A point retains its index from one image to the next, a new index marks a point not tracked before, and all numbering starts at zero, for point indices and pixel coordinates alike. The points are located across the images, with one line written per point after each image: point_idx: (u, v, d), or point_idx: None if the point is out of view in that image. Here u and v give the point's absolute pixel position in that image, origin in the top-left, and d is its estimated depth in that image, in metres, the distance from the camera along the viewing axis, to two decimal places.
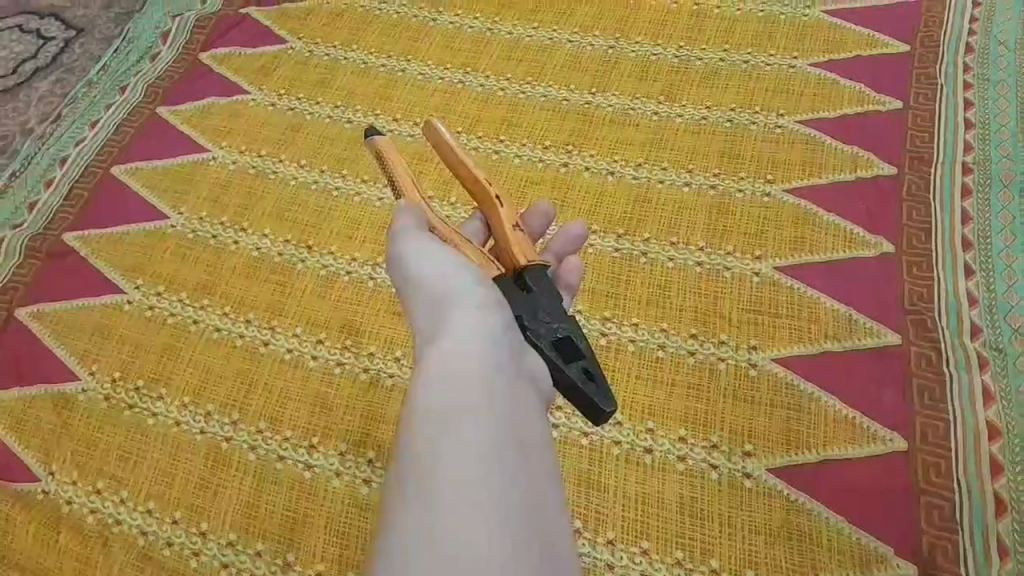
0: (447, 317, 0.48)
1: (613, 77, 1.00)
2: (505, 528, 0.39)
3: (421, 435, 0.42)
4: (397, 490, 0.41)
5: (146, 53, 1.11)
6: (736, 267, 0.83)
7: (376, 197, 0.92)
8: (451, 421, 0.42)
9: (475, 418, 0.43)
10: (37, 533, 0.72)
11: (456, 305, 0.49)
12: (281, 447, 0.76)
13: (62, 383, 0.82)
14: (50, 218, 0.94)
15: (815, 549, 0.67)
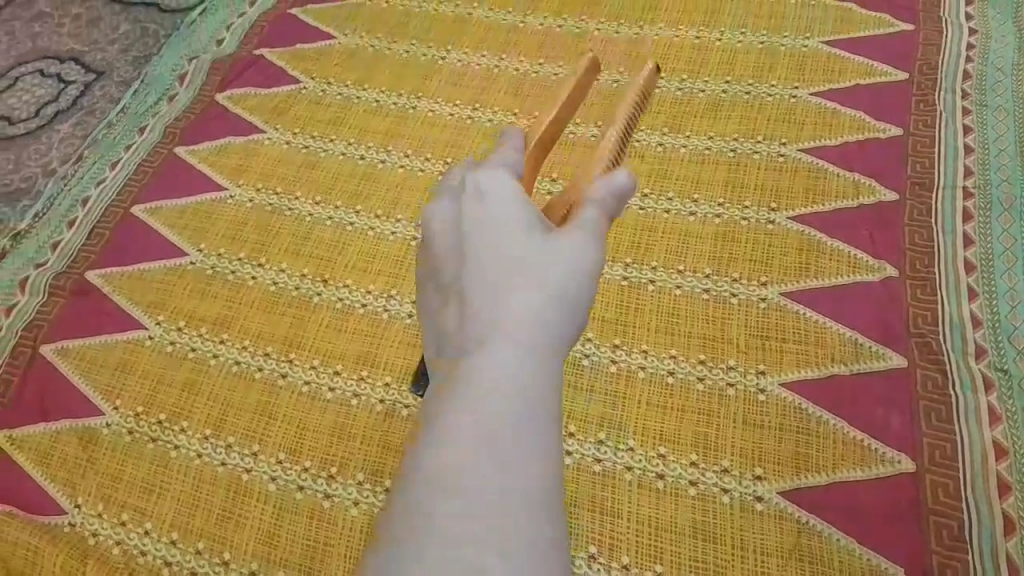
0: (520, 291, 0.52)
1: (619, 110, 1.03)
2: (537, 521, 0.44)
3: (479, 408, 0.46)
4: (442, 445, 0.46)
5: (164, 94, 1.14)
6: (742, 293, 0.85)
7: (389, 231, 0.95)
8: (509, 405, 0.47)
9: (529, 410, 0.47)
10: (65, 565, 0.74)
11: (526, 277, 0.52)
12: (300, 477, 0.78)
13: (87, 418, 0.84)
14: (73, 257, 0.97)
15: (826, 571, 0.68)
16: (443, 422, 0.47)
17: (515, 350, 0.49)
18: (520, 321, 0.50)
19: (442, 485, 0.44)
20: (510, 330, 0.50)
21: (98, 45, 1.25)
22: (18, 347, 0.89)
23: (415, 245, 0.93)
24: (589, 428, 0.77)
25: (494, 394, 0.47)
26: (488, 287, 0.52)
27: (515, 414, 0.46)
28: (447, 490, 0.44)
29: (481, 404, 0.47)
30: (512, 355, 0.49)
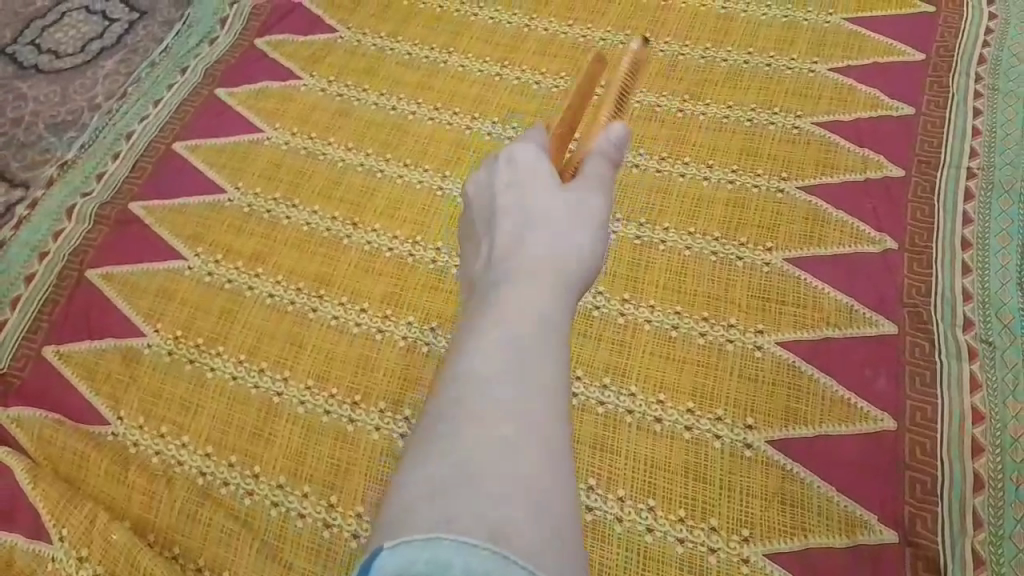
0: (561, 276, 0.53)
1: (643, 75, 1.07)
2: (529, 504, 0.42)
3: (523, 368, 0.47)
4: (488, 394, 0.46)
5: (205, 37, 1.19)
6: (747, 258, 0.89)
7: (417, 180, 1.00)
8: (543, 377, 0.47)
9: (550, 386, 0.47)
10: (108, 469, 0.81)
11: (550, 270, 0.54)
12: (326, 402, 0.84)
13: (129, 338, 0.90)
14: (116, 190, 1.03)
15: (806, 513, 0.74)
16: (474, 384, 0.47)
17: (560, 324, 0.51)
18: (566, 301, 0.53)
19: (497, 430, 0.44)
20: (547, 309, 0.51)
21: None
22: (66, 270, 0.95)
23: (441, 195, 0.98)
24: (596, 373, 0.83)
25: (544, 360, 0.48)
26: (529, 262, 0.54)
27: (553, 383, 0.48)
28: (502, 435, 0.44)
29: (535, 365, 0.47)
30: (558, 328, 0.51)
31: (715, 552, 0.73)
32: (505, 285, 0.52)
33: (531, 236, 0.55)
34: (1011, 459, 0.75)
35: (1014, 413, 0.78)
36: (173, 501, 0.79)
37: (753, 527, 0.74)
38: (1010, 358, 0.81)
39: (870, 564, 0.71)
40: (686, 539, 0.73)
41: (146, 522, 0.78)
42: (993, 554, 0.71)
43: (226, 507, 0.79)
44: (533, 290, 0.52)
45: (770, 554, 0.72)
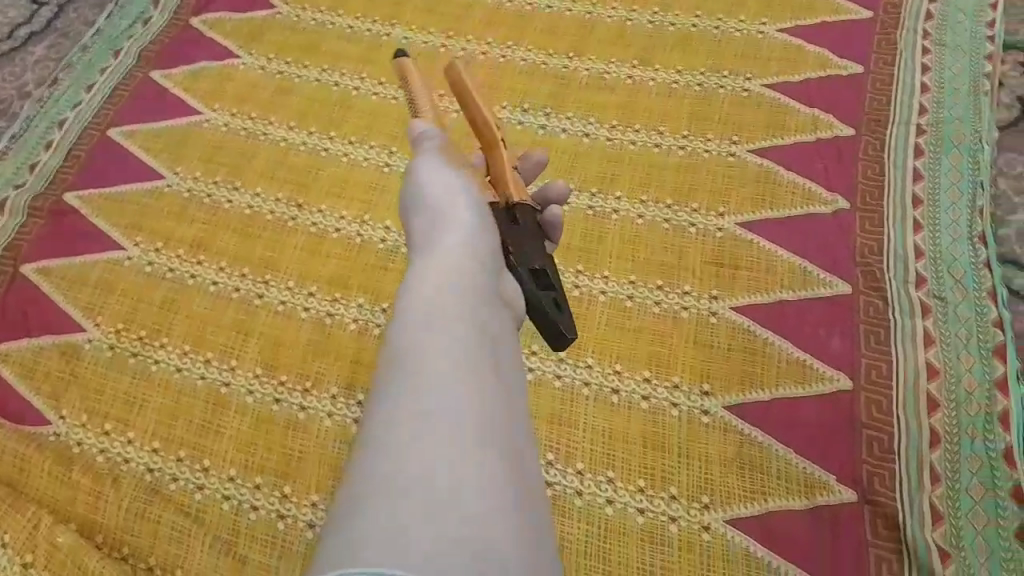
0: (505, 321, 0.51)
1: (591, 41, 1.05)
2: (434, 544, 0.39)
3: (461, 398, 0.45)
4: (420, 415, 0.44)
5: (137, 17, 1.14)
6: (700, 223, 0.88)
7: (363, 157, 0.97)
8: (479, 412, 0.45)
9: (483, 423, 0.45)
10: (51, 470, 0.78)
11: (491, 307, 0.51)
12: (276, 390, 0.82)
13: (69, 334, 0.87)
14: (49, 180, 0.99)
15: (765, 477, 0.73)
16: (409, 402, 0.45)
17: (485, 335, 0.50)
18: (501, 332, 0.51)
19: (430, 442, 0.42)
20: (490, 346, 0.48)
21: None
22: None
23: (388, 172, 0.96)
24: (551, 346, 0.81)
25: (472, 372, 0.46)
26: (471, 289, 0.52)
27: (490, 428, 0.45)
28: (436, 447, 0.42)
29: (462, 377, 0.46)
30: (484, 339, 0.49)
31: (675, 521, 0.72)
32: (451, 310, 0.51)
33: (471, 259, 0.54)
34: (965, 413, 0.75)
35: (967, 367, 0.78)
36: (121, 499, 0.76)
37: (713, 494, 0.73)
38: (963, 313, 0.81)
39: (829, 524, 0.71)
40: (646, 509, 0.73)
41: (93, 523, 0.76)
42: (951, 508, 0.71)
43: (176, 503, 0.76)
44: (471, 320, 0.50)
45: (730, 521, 0.72)
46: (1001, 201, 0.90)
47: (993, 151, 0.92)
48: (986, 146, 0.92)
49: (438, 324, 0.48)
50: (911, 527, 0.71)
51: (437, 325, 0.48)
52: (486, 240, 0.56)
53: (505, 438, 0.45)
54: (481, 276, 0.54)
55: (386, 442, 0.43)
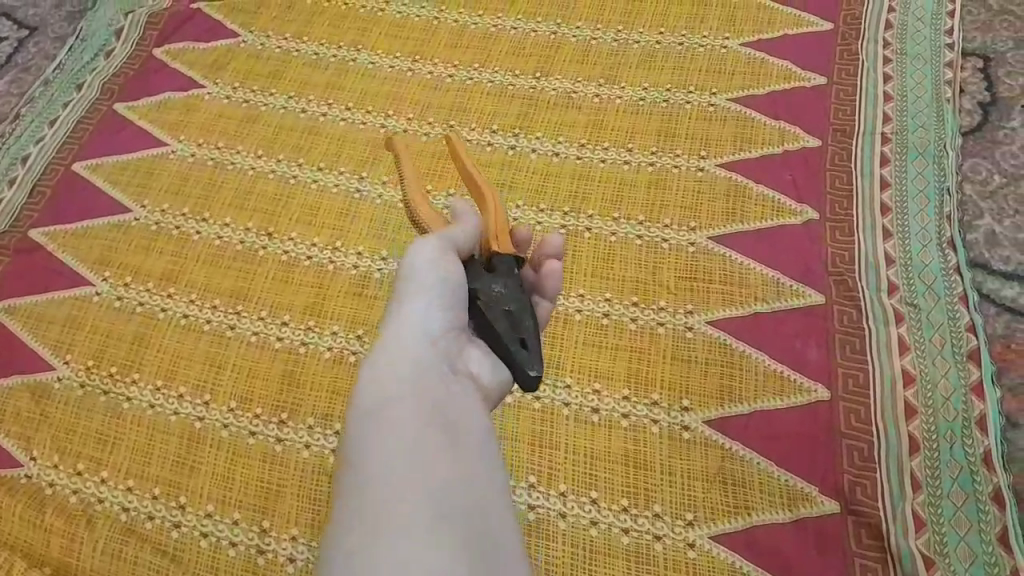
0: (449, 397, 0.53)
1: (557, 61, 1.05)
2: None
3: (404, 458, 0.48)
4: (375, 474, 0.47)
5: (99, 49, 1.13)
6: (673, 238, 0.89)
7: (333, 183, 0.97)
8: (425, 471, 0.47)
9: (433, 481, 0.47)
10: (23, 514, 0.76)
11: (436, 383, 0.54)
12: (253, 423, 0.80)
13: (38, 373, 0.85)
14: (14, 217, 0.97)
15: (748, 491, 0.73)
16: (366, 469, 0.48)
17: (440, 414, 0.51)
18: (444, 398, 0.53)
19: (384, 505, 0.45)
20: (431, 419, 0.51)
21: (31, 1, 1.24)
22: None
23: (359, 197, 0.95)
24: None
25: (424, 453, 0.48)
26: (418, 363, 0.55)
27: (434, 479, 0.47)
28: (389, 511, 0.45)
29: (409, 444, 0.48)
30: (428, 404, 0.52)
31: (661, 539, 0.72)
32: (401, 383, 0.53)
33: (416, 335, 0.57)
34: (943, 419, 0.76)
35: (942, 372, 0.78)
36: (95, 541, 0.75)
37: (697, 511, 0.73)
38: (935, 318, 0.82)
39: (813, 537, 0.71)
40: (631, 528, 0.72)
41: (67, 567, 0.74)
42: (934, 515, 0.71)
43: (153, 543, 0.75)
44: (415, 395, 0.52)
45: (715, 537, 0.71)
46: (968, 206, 0.91)
47: (957, 156, 0.94)
48: (951, 152, 0.93)
49: (387, 414, 0.50)
50: (895, 536, 0.71)
51: (389, 407, 0.51)
52: (443, 322, 0.59)
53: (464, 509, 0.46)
54: (435, 359, 0.56)
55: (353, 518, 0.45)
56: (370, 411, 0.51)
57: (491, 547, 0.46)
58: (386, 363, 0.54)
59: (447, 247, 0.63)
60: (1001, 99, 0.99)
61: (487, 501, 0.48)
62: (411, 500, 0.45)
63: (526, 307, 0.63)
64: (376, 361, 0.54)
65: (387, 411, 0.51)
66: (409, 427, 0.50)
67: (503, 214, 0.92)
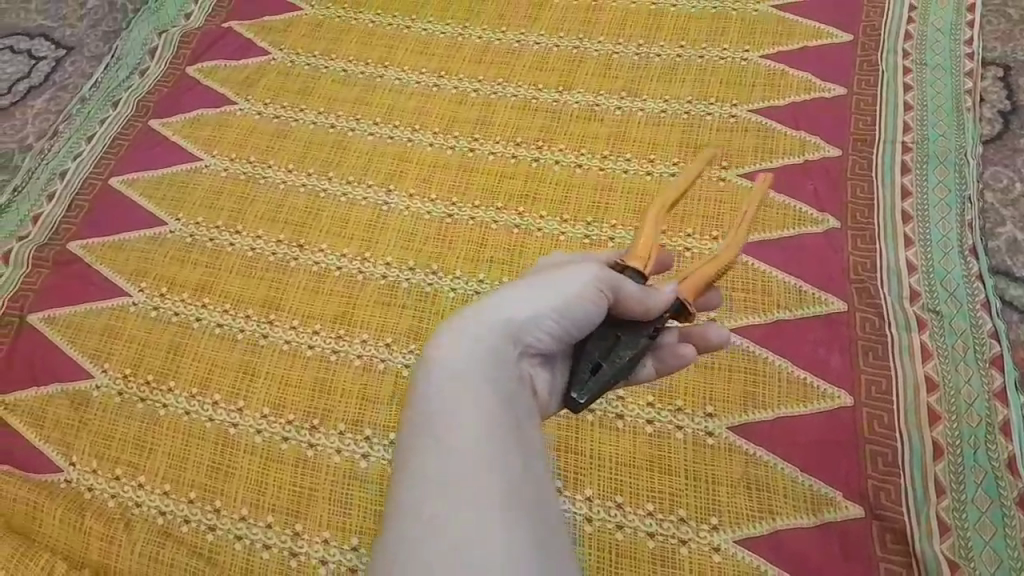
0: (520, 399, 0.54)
1: (579, 75, 1.07)
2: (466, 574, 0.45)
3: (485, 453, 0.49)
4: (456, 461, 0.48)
5: (134, 68, 1.17)
6: (695, 247, 0.90)
7: (361, 196, 0.99)
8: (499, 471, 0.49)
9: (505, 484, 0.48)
10: (64, 517, 0.78)
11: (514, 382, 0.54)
12: (285, 429, 0.82)
13: (77, 381, 0.88)
14: (54, 230, 1.00)
15: (772, 496, 0.74)
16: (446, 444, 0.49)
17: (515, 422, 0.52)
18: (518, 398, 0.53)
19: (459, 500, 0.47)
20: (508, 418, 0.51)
21: (67, 22, 1.28)
22: (5, 316, 0.93)
23: (387, 209, 0.98)
24: None
25: (501, 454, 0.49)
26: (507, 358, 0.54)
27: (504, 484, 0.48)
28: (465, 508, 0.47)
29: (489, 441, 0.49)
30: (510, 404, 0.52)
31: (686, 543, 0.73)
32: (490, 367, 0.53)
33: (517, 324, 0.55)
34: (967, 425, 0.76)
35: (965, 377, 0.79)
36: (133, 543, 0.77)
37: (721, 515, 0.74)
38: (958, 325, 0.82)
39: (838, 541, 0.72)
40: (657, 532, 0.73)
41: (106, 567, 0.76)
42: (958, 520, 0.72)
43: (189, 545, 0.77)
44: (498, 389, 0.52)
45: (740, 541, 0.72)
46: (990, 214, 0.92)
47: (978, 165, 0.94)
48: (972, 161, 0.94)
49: (471, 406, 0.50)
50: (919, 540, 0.71)
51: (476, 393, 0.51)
52: (542, 330, 0.56)
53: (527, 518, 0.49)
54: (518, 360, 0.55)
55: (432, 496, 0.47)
56: (455, 398, 0.51)
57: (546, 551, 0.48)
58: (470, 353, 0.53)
59: (610, 291, 0.58)
60: (1022, 107, 1.00)
61: (543, 506, 0.50)
62: (483, 510, 0.47)
63: (640, 350, 0.59)
64: (469, 336, 0.53)
65: (462, 407, 0.50)
66: (490, 431, 0.50)
67: (528, 225, 0.94)
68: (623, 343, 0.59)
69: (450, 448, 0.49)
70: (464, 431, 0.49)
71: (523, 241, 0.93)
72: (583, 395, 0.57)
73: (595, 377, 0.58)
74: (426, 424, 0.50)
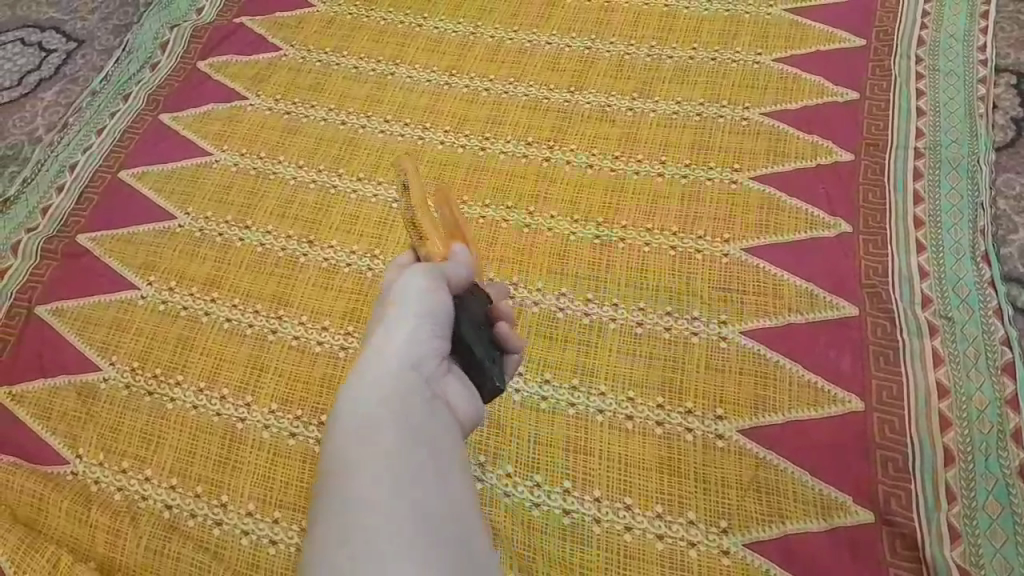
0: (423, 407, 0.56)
1: (591, 75, 1.07)
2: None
3: (386, 464, 0.51)
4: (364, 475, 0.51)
5: (145, 61, 1.17)
6: (706, 249, 0.90)
7: (371, 193, 0.99)
8: (405, 479, 0.51)
9: (411, 490, 0.51)
10: (70, 510, 0.78)
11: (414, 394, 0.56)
12: (293, 424, 0.82)
13: (84, 373, 0.88)
14: (62, 222, 1.00)
15: (781, 499, 0.74)
16: (352, 465, 0.51)
17: (418, 432, 0.54)
18: (420, 408, 0.56)
19: (367, 511, 0.49)
20: (408, 430, 0.54)
21: (78, 15, 1.28)
22: (13, 307, 0.93)
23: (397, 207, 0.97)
24: (565, 374, 0.82)
25: (405, 463, 0.52)
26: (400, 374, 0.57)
27: (412, 489, 0.51)
28: (373, 517, 0.49)
29: (390, 453, 0.52)
30: (411, 416, 0.55)
31: (694, 546, 0.72)
32: (385, 386, 0.55)
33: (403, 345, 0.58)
34: (978, 432, 0.76)
35: (977, 384, 0.78)
36: (139, 537, 0.77)
37: (730, 518, 0.73)
38: (970, 331, 0.82)
39: (847, 546, 0.71)
40: (666, 534, 0.73)
41: (111, 561, 0.76)
42: (969, 526, 0.72)
43: (195, 540, 0.76)
44: (396, 404, 0.55)
45: (749, 544, 0.72)
46: (1002, 220, 0.91)
47: (991, 171, 0.94)
48: (984, 167, 0.94)
49: (370, 425, 0.53)
50: (930, 547, 0.71)
51: (373, 412, 0.54)
52: (431, 352, 0.59)
53: (437, 517, 0.50)
54: (418, 375, 0.58)
55: (342, 516, 0.49)
56: (356, 424, 0.53)
57: (460, 554, 0.50)
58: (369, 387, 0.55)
59: (442, 287, 0.62)
60: None
61: (456, 514, 0.52)
62: (390, 516, 0.49)
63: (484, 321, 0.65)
64: (360, 371, 0.57)
65: (368, 437, 0.53)
66: (392, 445, 0.52)
67: (538, 224, 0.94)
68: (478, 329, 0.64)
69: (356, 466, 0.51)
70: (369, 454, 0.52)
71: (533, 240, 0.93)
72: (499, 376, 0.64)
73: (492, 362, 0.64)
74: (336, 453, 0.53)
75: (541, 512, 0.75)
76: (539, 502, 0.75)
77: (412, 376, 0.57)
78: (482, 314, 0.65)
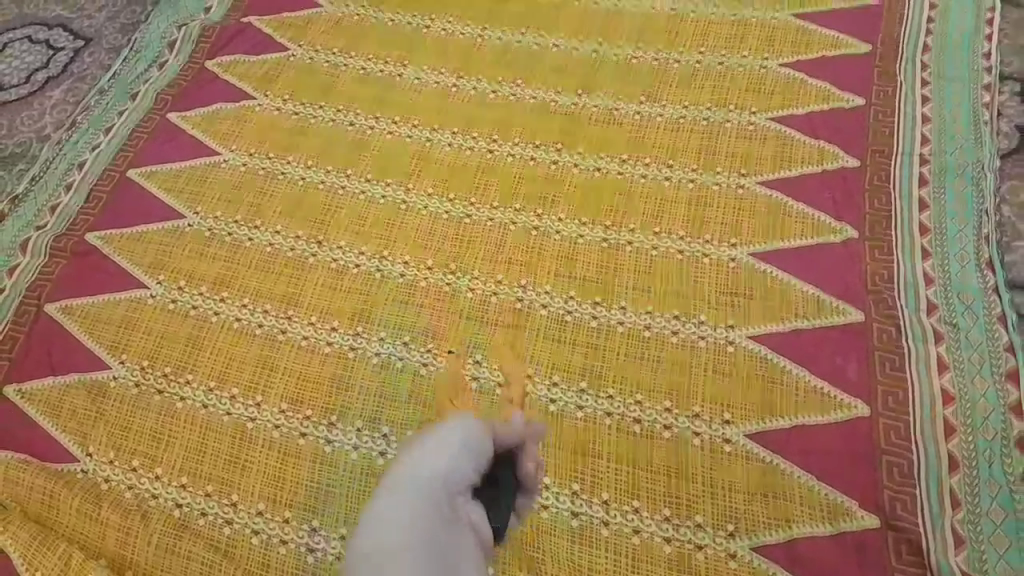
0: (447, 526, 0.67)
1: (598, 79, 1.08)
2: None
3: (414, 571, 0.63)
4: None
5: (153, 60, 1.17)
6: (713, 253, 0.91)
7: (380, 194, 0.99)
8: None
9: None
10: (81, 508, 0.78)
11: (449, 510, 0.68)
12: (303, 424, 0.83)
13: (95, 372, 0.88)
14: (72, 220, 1.01)
15: (788, 504, 0.74)
16: (382, 560, 0.64)
17: (441, 549, 0.65)
18: (445, 527, 0.67)
19: None
20: (436, 540, 0.65)
21: (86, 13, 1.28)
22: (23, 305, 0.93)
23: (406, 208, 0.98)
24: (573, 377, 0.83)
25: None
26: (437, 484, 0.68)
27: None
28: None
29: (417, 560, 0.64)
30: (438, 531, 0.66)
31: (702, 548, 0.73)
32: (422, 499, 0.67)
33: (450, 461, 0.70)
34: (982, 437, 0.77)
35: (981, 390, 0.79)
36: (150, 535, 0.77)
37: (738, 522, 0.74)
38: (975, 338, 0.83)
39: (854, 550, 0.72)
40: (673, 537, 0.74)
41: (123, 559, 0.76)
42: (973, 531, 0.72)
43: (206, 539, 0.77)
44: (427, 511, 0.66)
45: (756, 547, 0.73)
46: (1006, 226, 0.92)
47: (995, 179, 0.95)
48: (988, 174, 0.95)
49: (398, 534, 0.65)
50: (934, 551, 0.71)
51: (413, 521, 0.66)
52: (463, 478, 0.70)
53: None
54: (453, 495, 0.69)
55: None
56: (392, 528, 0.65)
57: None
58: (399, 504, 0.66)
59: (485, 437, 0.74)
60: None
61: None
62: None
63: (506, 469, 0.74)
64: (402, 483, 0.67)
65: (404, 535, 0.65)
66: (419, 556, 0.64)
67: (545, 227, 0.95)
68: (501, 475, 0.74)
69: (387, 565, 0.64)
70: (400, 559, 0.63)
71: (540, 243, 0.93)
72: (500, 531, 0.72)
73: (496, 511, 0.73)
74: (373, 550, 0.65)
75: (549, 515, 0.76)
76: (548, 504, 0.76)
77: (450, 497, 0.69)
78: (507, 468, 0.74)
